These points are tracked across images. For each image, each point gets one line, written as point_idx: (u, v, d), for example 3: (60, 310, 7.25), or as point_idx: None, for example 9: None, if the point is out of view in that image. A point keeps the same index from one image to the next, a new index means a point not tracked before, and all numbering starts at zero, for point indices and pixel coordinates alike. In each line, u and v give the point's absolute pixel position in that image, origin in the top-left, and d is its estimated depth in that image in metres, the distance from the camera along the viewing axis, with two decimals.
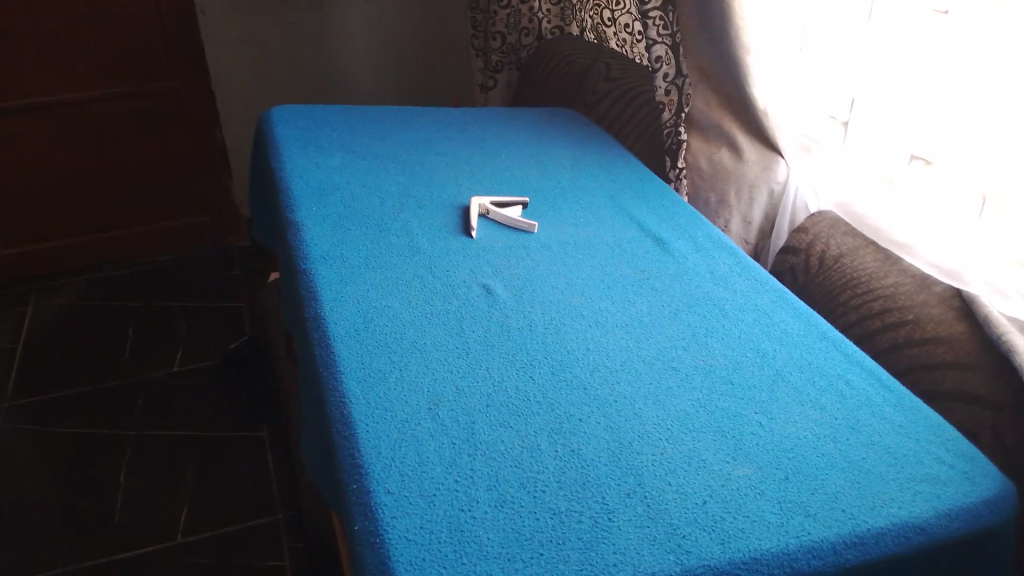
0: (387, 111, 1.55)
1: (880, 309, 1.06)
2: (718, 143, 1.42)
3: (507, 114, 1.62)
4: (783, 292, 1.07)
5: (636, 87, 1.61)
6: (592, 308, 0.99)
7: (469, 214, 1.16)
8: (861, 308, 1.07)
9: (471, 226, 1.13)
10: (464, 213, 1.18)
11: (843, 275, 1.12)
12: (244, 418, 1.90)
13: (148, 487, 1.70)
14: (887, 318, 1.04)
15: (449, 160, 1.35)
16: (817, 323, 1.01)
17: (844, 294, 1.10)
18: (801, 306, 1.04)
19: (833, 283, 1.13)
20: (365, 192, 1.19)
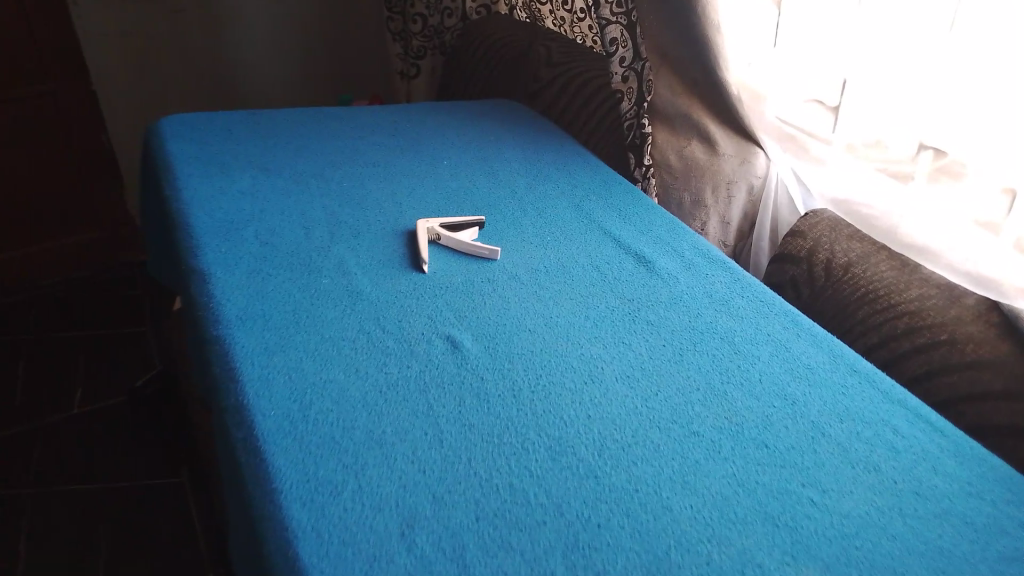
0: (302, 116, 1.32)
1: (906, 329, 0.90)
2: (687, 135, 1.25)
3: (442, 112, 1.42)
4: (794, 316, 0.92)
5: (584, 73, 1.43)
6: (582, 356, 0.80)
7: (418, 241, 0.96)
8: (882, 328, 0.92)
9: (421, 257, 0.93)
10: (410, 241, 0.98)
11: (855, 289, 0.96)
12: (159, 465, 1.64)
13: (53, 552, 1.42)
14: (915, 337, 0.89)
15: (383, 172, 1.14)
16: (842, 354, 0.86)
17: (859, 310, 0.95)
18: (819, 333, 0.89)
19: (844, 297, 0.97)
20: (287, 222, 0.98)
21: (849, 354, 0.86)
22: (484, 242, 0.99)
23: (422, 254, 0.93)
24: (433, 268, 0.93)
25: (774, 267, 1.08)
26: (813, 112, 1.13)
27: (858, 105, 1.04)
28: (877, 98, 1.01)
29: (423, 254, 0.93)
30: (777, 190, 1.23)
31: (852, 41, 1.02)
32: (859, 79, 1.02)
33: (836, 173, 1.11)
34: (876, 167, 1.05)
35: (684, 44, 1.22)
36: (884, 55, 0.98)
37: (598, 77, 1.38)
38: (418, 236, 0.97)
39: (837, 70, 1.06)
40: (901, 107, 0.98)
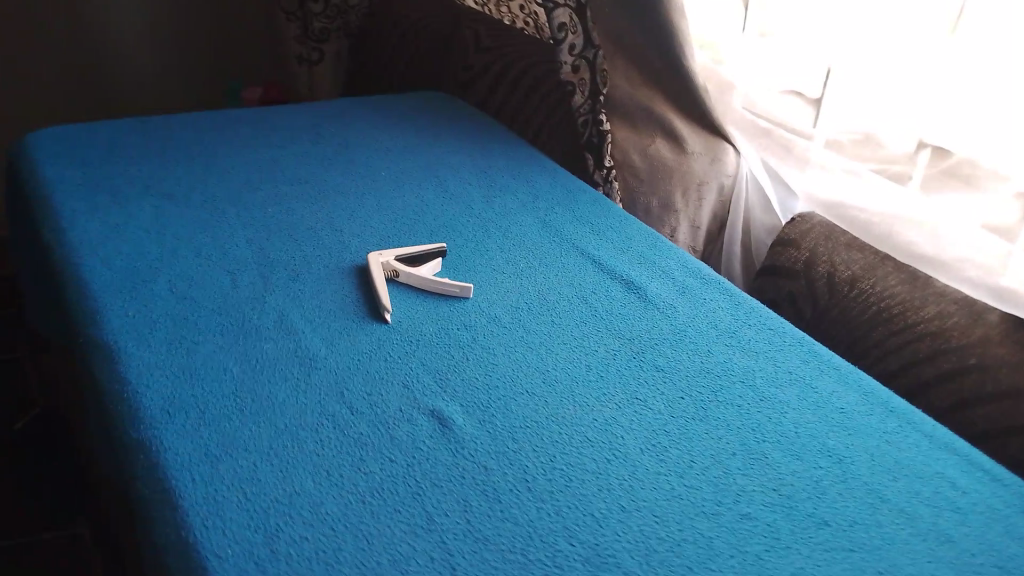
0: (204, 121, 1.11)
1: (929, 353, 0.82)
2: (650, 131, 1.13)
3: (367, 106, 1.24)
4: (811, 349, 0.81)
5: (524, 60, 1.27)
6: (595, 422, 0.67)
7: (373, 283, 0.80)
8: (903, 350, 0.84)
9: (382, 302, 0.77)
10: (363, 281, 0.81)
11: (866, 305, 0.88)
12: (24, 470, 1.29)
13: None
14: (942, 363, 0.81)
15: (314, 192, 0.95)
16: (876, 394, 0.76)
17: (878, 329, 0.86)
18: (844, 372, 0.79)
19: (853, 315, 0.89)
20: (208, 267, 0.79)
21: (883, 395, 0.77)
22: (452, 277, 0.84)
23: (382, 298, 0.77)
24: (397, 316, 0.77)
25: (766, 282, 0.98)
26: (792, 103, 1.02)
27: (848, 97, 0.93)
28: (869, 88, 0.90)
29: (383, 299, 0.77)
30: (750, 185, 1.11)
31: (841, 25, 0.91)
32: (850, 67, 0.91)
33: (821, 170, 1.00)
34: (869, 163, 0.93)
35: (640, 29, 1.09)
36: (882, 40, 0.87)
37: (543, 65, 1.23)
38: (371, 276, 0.81)
39: (821, 55, 0.94)
40: (898, 100, 0.87)
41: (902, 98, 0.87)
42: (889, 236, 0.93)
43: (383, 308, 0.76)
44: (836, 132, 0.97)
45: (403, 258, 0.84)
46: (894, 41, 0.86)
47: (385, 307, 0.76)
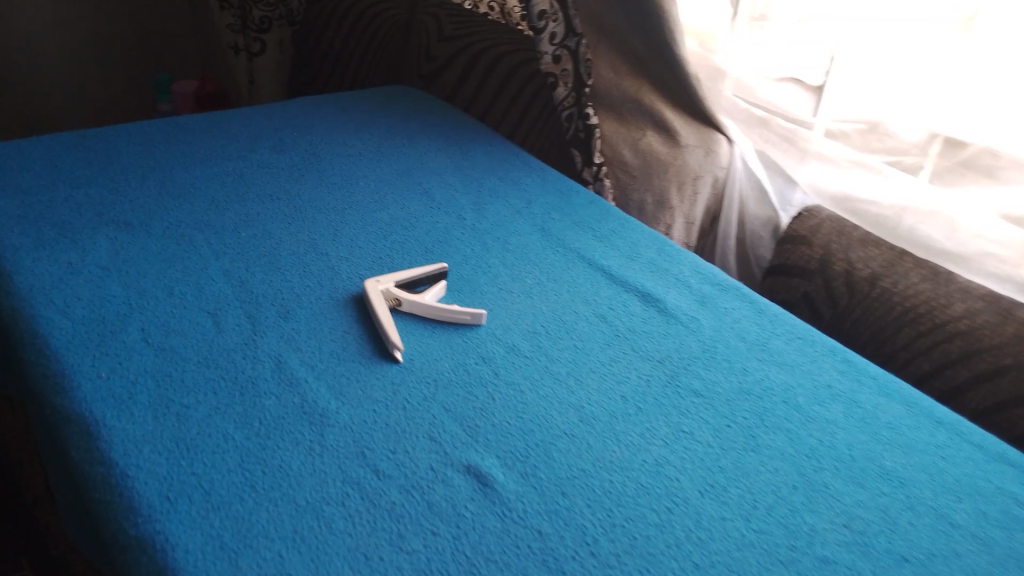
0: (151, 129, 0.99)
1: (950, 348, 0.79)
2: (639, 123, 1.06)
3: (326, 103, 1.13)
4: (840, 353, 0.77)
5: (496, 48, 1.18)
6: (645, 463, 0.61)
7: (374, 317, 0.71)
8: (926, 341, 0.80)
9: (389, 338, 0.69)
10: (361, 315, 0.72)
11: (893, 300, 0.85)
12: None
13: None
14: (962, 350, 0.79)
15: (290, 210, 0.86)
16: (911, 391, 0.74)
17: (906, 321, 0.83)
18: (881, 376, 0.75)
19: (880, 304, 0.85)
20: (185, 310, 0.69)
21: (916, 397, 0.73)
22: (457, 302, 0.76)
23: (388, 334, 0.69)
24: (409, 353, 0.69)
25: (778, 280, 0.92)
26: (788, 93, 0.96)
27: (853, 87, 0.88)
28: (878, 78, 0.85)
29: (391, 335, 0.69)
30: (745, 177, 1.05)
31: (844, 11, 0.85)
32: (855, 57, 0.86)
33: (825, 161, 0.95)
34: (878, 154, 0.88)
35: (622, 12, 1.01)
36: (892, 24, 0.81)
37: (517, 54, 1.14)
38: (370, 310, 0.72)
39: (822, 41, 0.88)
40: (912, 87, 0.82)
41: (916, 86, 0.81)
42: (904, 227, 0.89)
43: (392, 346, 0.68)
44: (838, 121, 0.91)
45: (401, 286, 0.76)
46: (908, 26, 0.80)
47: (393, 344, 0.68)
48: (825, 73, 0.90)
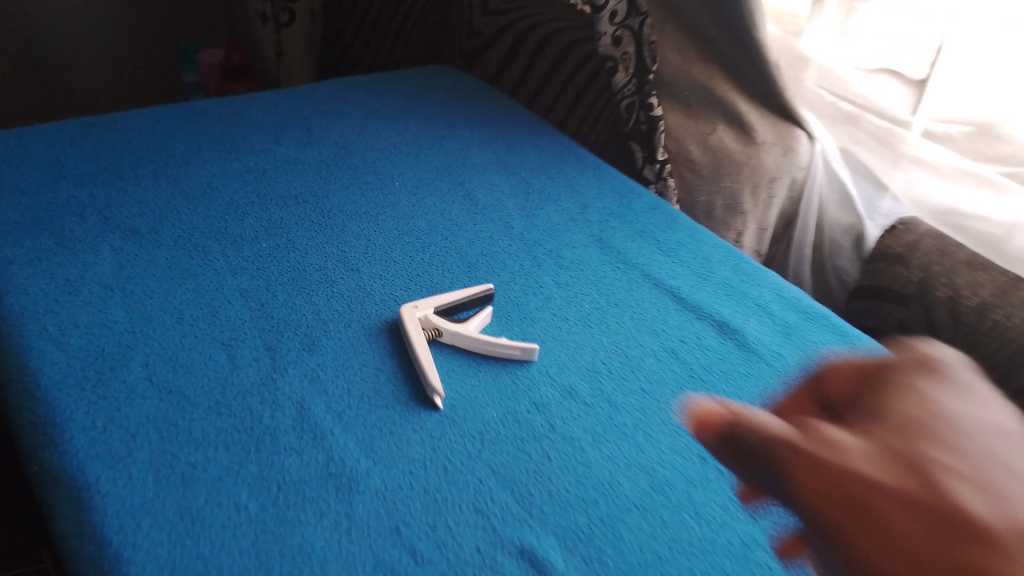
0: (168, 116, 0.90)
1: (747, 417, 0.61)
2: (709, 117, 0.94)
3: (360, 85, 1.03)
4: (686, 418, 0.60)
5: (547, 26, 1.05)
6: (732, 546, 0.52)
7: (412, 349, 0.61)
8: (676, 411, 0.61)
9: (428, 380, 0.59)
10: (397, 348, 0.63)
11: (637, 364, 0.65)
12: None
13: None
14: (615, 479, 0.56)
15: (318, 215, 0.76)
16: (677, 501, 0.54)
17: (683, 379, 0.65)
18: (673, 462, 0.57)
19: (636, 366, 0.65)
20: (196, 341, 0.61)
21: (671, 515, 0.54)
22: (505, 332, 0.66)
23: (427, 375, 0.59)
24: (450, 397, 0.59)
25: (870, 304, 0.82)
26: (885, 86, 0.84)
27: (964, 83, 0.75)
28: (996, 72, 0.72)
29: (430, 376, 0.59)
30: (826, 180, 0.93)
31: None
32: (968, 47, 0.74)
33: (920, 166, 0.83)
34: (988, 163, 0.76)
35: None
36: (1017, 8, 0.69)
37: (569, 32, 1.03)
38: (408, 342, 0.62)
39: (929, 26, 0.76)
40: None
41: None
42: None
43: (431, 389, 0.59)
44: (941, 122, 0.79)
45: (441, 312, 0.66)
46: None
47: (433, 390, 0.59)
48: (930, 64, 0.78)
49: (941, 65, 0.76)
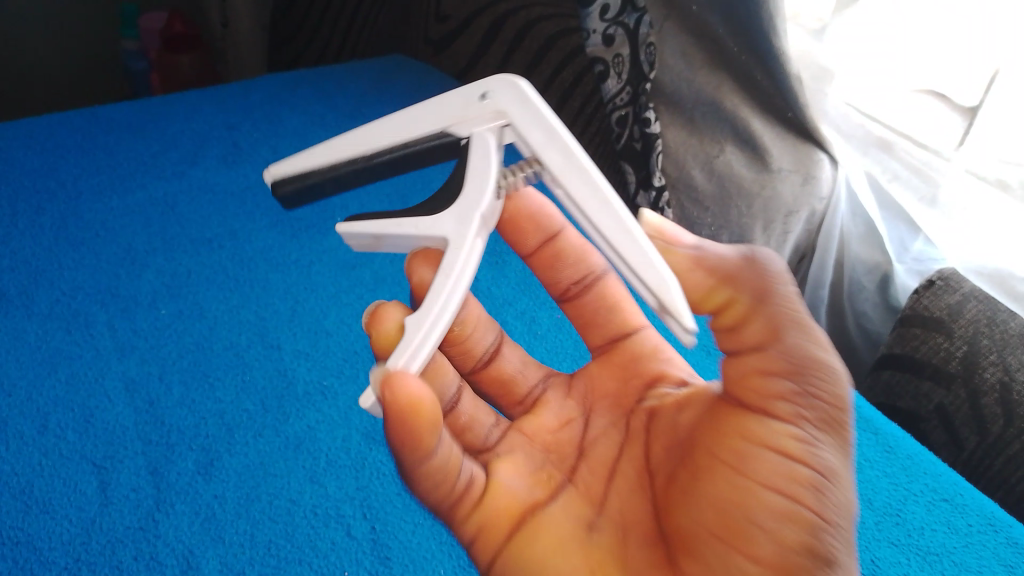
0: (65, 127, 0.75)
1: (471, 431, 0.45)
2: (714, 136, 0.80)
3: (304, 81, 0.88)
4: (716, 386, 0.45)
5: (526, 11, 0.87)
6: None
7: (581, 204, 0.38)
8: (643, 377, 0.47)
9: (658, 297, 0.36)
10: (580, 182, 0.39)
11: (598, 270, 0.51)
12: None
13: None
14: (764, 265, 0.39)
15: (233, 266, 0.62)
16: (824, 353, 0.37)
17: (588, 308, 0.51)
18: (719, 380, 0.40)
19: (574, 245, 0.51)
20: (60, 464, 0.47)
21: (834, 366, 0.37)
22: (366, 222, 0.43)
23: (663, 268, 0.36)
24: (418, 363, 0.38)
25: (901, 377, 0.71)
26: (928, 112, 0.70)
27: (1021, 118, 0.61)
28: None
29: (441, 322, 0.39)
30: (848, 213, 0.79)
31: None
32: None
33: (964, 214, 0.68)
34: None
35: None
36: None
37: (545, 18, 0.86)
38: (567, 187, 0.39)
39: (987, 50, 0.62)
40: None
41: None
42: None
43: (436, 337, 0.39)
44: (992, 163, 0.65)
45: (432, 136, 0.42)
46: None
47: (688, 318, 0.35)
48: (984, 91, 0.64)
49: (995, 92, 0.62)
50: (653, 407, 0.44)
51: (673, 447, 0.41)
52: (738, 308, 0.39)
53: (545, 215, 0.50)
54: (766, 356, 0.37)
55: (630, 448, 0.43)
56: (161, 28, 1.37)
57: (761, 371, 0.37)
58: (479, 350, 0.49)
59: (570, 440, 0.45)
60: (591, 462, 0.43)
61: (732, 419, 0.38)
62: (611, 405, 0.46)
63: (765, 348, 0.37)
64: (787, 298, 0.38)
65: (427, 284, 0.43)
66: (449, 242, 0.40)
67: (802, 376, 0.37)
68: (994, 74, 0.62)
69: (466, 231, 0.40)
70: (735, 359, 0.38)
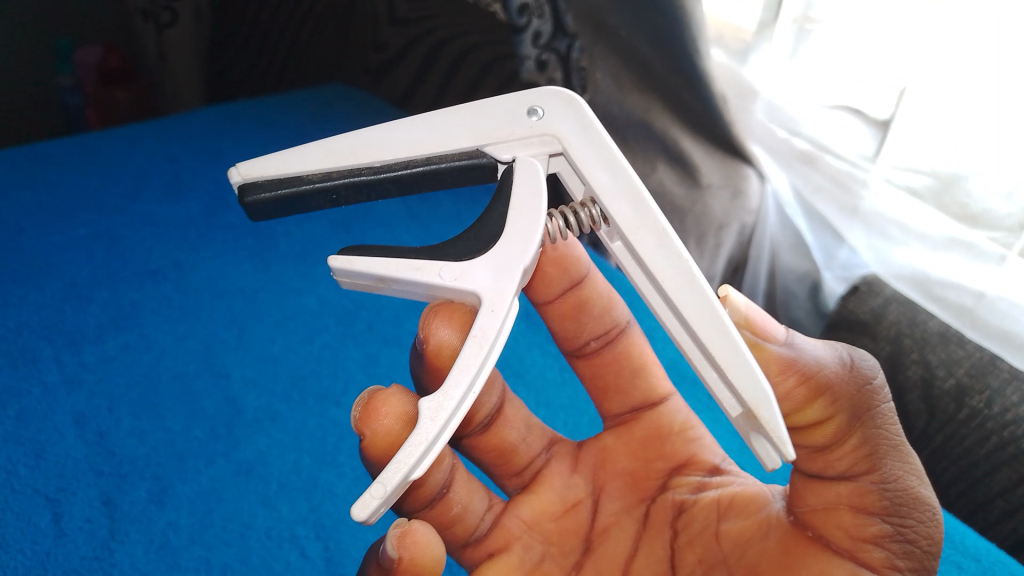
0: (5, 169, 0.75)
1: (462, 522, 0.44)
2: (647, 156, 0.83)
3: (245, 112, 0.89)
4: (745, 478, 0.45)
5: (461, 40, 0.91)
6: None
7: (660, 276, 0.37)
8: (671, 460, 0.47)
9: (755, 412, 0.35)
10: (657, 250, 0.37)
11: (621, 324, 0.50)
12: None
13: None
14: (865, 377, 0.38)
15: (177, 296, 0.63)
16: (920, 484, 0.37)
17: (607, 370, 0.50)
18: (792, 499, 0.40)
19: (602, 295, 0.48)
20: (12, 499, 0.47)
21: (930, 503, 0.37)
22: (370, 258, 0.37)
23: (762, 379, 0.36)
24: (424, 466, 0.33)
25: None
26: (845, 126, 0.72)
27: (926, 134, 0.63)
28: (959, 123, 0.60)
29: (461, 408, 0.34)
30: (777, 224, 0.83)
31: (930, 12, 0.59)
32: (928, 90, 0.61)
33: (884, 219, 0.70)
34: (963, 221, 0.64)
35: (621, 4, 0.75)
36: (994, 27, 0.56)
37: (482, 46, 0.88)
38: (641, 252, 0.37)
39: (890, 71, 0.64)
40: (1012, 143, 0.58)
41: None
42: (988, 315, 0.62)
43: (452, 428, 0.34)
44: (905, 173, 0.67)
45: (465, 152, 0.39)
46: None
47: (788, 446, 0.35)
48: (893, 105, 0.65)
49: (906, 107, 0.64)
50: (681, 500, 0.45)
51: (716, 566, 0.41)
52: (835, 424, 0.38)
53: (574, 260, 0.48)
54: (858, 487, 0.37)
55: (649, 545, 0.44)
56: (98, 62, 1.36)
57: (850, 504, 0.38)
58: (481, 414, 0.46)
59: (578, 526, 0.46)
60: (602, 554, 0.45)
61: (811, 555, 0.38)
62: (627, 487, 0.47)
63: (858, 477, 0.37)
64: (884, 419, 0.38)
65: (447, 346, 0.37)
66: (484, 300, 0.36)
67: (898, 515, 0.37)
68: (903, 90, 0.63)
69: (504, 288, 0.36)
70: (821, 484, 0.38)
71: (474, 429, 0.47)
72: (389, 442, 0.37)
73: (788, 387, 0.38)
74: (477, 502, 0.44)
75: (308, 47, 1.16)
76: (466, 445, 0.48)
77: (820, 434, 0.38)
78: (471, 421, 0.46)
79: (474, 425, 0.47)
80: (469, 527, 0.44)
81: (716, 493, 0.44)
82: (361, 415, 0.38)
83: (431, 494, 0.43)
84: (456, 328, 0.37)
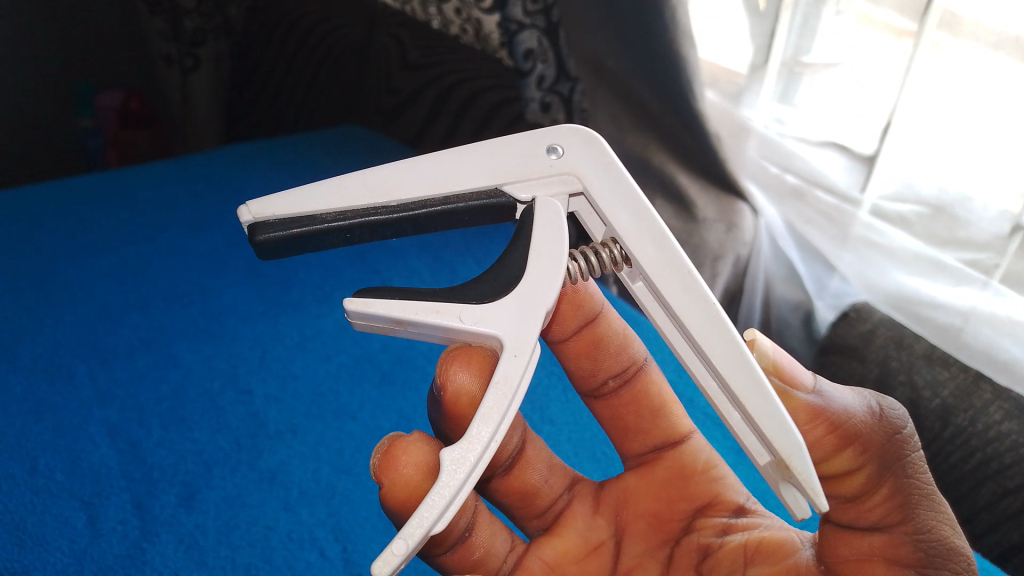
0: (39, 200, 0.80)
1: (485, 564, 0.46)
2: (645, 190, 0.87)
3: (265, 149, 0.94)
4: (770, 520, 0.47)
5: (470, 84, 0.96)
6: None
7: (690, 325, 0.39)
8: (694, 501, 0.49)
9: (787, 461, 0.38)
10: (682, 293, 0.39)
11: (638, 362, 0.51)
12: None
13: None
14: (894, 427, 0.41)
15: (200, 316, 0.67)
16: (954, 535, 0.40)
17: (625, 411, 0.51)
18: (823, 549, 0.42)
19: (617, 332, 0.50)
20: (50, 501, 0.50)
21: (965, 553, 0.39)
22: (388, 302, 0.38)
23: (793, 430, 0.38)
24: (446, 519, 0.34)
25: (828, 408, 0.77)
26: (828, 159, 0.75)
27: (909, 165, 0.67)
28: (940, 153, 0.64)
29: (485, 457, 0.36)
30: (771, 257, 0.87)
31: (910, 51, 0.63)
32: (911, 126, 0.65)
33: (873, 249, 0.73)
34: (947, 248, 0.67)
35: (620, 48, 0.80)
36: (978, 67, 0.59)
37: (489, 90, 0.94)
38: (669, 295, 0.39)
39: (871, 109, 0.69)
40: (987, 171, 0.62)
41: (1012, 151, 0.60)
42: (973, 337, 0.65)
43: (475, 476, 0.35)
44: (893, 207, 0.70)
45: (483, 191, 0.41)
46: (1008, 62, 0.57)
47: (819, 496, 0.38)
48: (877, 139, 0.69)
49: (891, 142, 0.67)
50: (704, 545, 0.47)
51: None
52: (864, 473, 0.41)
53: (589, 298, 0.49)
54: (891, 538, 0.40)
55: None
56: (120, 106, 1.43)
57: (882, 555, 0.40)
58: (504, 455, 0.48)
59: (601, 569, 0.48)
60: None
61: None
62: (650, 528, 0.49)
63: (890, 528, 0.40)
64: (915, 469, 0.41)
65: (466, 391, 0.39)
66: (507, 345, 0.38)
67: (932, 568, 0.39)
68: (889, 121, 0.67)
69: (526, 334, 0.38)
70: (853, 535, 0.41)
71: (495, 471, 0.48)
72: (408, 492, 0.38)
73: (817, 435, 0.40)
74: (499, 544, 0.47)
75: (321, 92, 1.22)
76: (489, 487, 0.49)
77: (850, 483, 0.41)
78: (496, 462, 0.47)
79: (496, 467, 0.48)
80: (493, 568, 0.46)
81: (743, 537, 0.46)
82: (381, 463, 0.39)
83: (454, 538, 0.44)
84: (475, 375, 0.39)
